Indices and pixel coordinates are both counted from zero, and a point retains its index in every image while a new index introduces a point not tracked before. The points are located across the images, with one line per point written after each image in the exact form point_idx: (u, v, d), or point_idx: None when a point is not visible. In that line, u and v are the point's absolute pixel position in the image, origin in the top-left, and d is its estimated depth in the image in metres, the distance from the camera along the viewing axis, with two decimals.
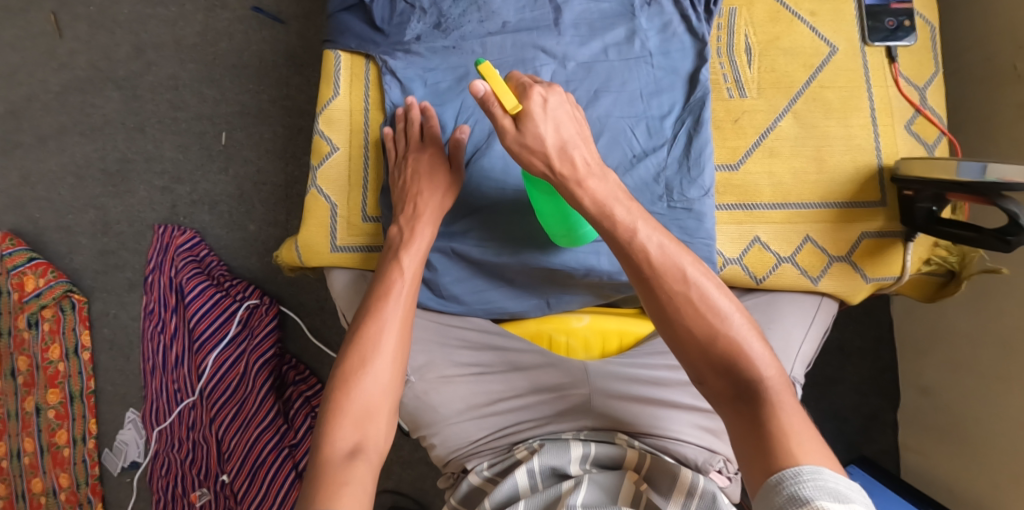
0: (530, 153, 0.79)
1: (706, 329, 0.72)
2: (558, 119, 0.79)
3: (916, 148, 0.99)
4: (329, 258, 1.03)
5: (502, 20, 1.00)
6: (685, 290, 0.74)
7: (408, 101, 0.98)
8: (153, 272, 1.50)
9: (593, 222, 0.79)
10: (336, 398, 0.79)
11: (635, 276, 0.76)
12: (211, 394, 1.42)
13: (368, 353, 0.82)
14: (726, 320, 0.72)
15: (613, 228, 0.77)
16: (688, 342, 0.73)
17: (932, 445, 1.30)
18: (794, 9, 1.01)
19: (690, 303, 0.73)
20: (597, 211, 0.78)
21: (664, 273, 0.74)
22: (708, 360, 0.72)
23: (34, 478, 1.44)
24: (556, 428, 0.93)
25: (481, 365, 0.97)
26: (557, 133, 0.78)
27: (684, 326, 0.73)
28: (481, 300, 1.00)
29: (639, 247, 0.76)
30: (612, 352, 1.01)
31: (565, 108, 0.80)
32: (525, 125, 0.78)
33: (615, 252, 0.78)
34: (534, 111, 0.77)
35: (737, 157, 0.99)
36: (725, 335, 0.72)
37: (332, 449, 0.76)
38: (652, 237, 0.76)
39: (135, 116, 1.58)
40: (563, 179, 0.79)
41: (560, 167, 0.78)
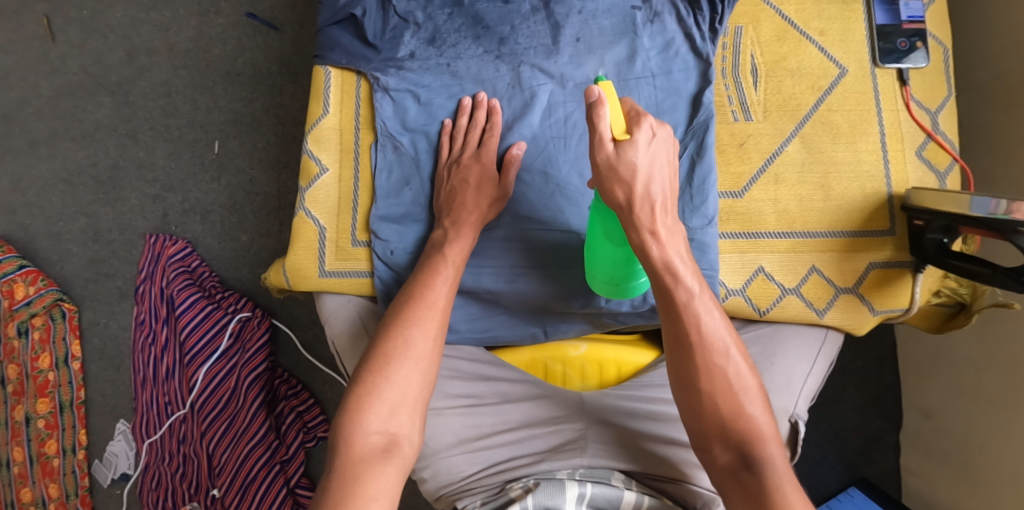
0: (616, 180, 0.71)
1: (732, 404, 0.77)
2: (657, 153, 0.72)
3: (927, 175, 0.96)
4: (317, 283, 0.99)
5: (500, 37, 0.97)
6: (724, 364, 0.77)
7: (477, 97, 0.95)
8: (144, 282, 1.47)
9: (652, 274, 0.76)
10: (371, 383, 0.79)
11: (675, 340, 0.78)
12: (202, 407, 1.38)
13: (400, 350, 0.81)
14: (750, 400, 0.77)
15: (672, 290, 0.76)
16: (711, 410, 0.77)
17: (934, 470, 1.26)
18: (802, 28, 0.98)
19: (724, 378, 0.77)
20: (663, 268, 0.75)
21: (708, 343, 0.77)
22: (724, 432, 0.76)
23: (23, 488, 1.40)
24: (550, 466, 0.87)
25: (474, 397, 0.94)
26: (650, 169, 0.72)
27: (713, 397, 0.77)
28: (474, 329, 0.98)
29: (691, 314, 0.77)
30: (610, 382, 0.98)
31: (666, 144, 0.74)
32: (626, 153, 0.70)
33: (664, 309, 0.78)
34: (638, 141, 0.71)
35: (742, 184, 0.95)
36: (746, 413, 0.76)
37: (364, 443, 0.76)
38: (704, 305, 0.77)
39: (127, 122, 1.54)
40: (638, 221, 0.72)
41: (640, 207, 0.72)
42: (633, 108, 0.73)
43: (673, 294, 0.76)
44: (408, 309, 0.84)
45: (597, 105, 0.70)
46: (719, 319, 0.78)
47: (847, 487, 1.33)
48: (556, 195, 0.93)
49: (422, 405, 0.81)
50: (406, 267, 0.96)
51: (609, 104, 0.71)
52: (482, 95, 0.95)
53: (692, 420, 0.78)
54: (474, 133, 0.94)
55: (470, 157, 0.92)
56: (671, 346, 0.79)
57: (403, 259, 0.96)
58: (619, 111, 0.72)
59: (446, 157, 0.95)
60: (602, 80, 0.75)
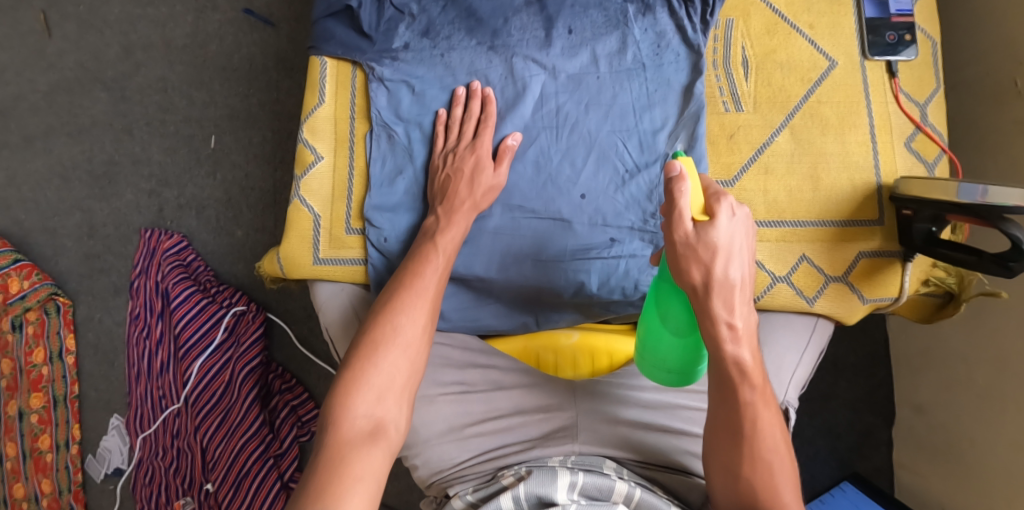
0: (693, 263, 0.67)
1: (771, 496, 0.75)
2: (740, 242, 0.67)
3: (915, 165, 0.97)
4: (311, 270, 1.00)
5: (493, 29, 0.97)
6: (769, 458, 0.76)
7: (471, 86, 0.96)
8: (139, 276, 1.47)
9: (719, 367, 0.73)
10: (360, 368, 0.79)
11: (728, 428, 0.76)
12: (196, 401, 1.38)
13: (388, 337, 0.81)
14: (786, 491, 0.75)
15: (736, 387, 0.74)
16: (746, 493, 0.76)
17: (926, 464, 1.27)
18: (793, 21, 0.99)
19: (767, 471, 0.75)
20: (732, 365, 0.72)
21: (760, 439, 0.76)
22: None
23: (16, 484, 1.39)
24: (542, 453, 0.88)
25: (466, 384, 0.95)
26: (733, 256, 0.66)
27: (751, 483, 0.76)
28: (466, 318, 0.98)
29: (749, 410, 0.75)
30: (602, 370, 0.98)
31: (749, 233, 0.68)
32: (706, 234, 0.66)
33: (721, 400, 0.76)
34: (722, 224, 0.66)
35: (733, 173, 0.96)
36: (780, 502, 0.74)
37: (351, 427, 0.76)
38: (764, 402, 0.75)
39: (123, 117, 1.55)
40: (714, 310, 0.67)
41: (717, 293, 0.66)
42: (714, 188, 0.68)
43: (738, 389, 0.74)
44: (398, 296, 0.85)
45: (678, 180, 0.66)
46: (776, 419, 0.76)
47: (839, 483, 1.33)
48: (548, 185, 0.94)
49: (409, 392, 0.81)
50: (400, 254, 0.97)
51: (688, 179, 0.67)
52: (475, 84, 0.96)
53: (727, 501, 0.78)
54: (469, 123, 0.94)
55: (465, 148, 0.93)
56: (721, 432, 0.77)
57: (395, 247, 0.97)
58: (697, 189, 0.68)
59: (440, 147, 0.96)
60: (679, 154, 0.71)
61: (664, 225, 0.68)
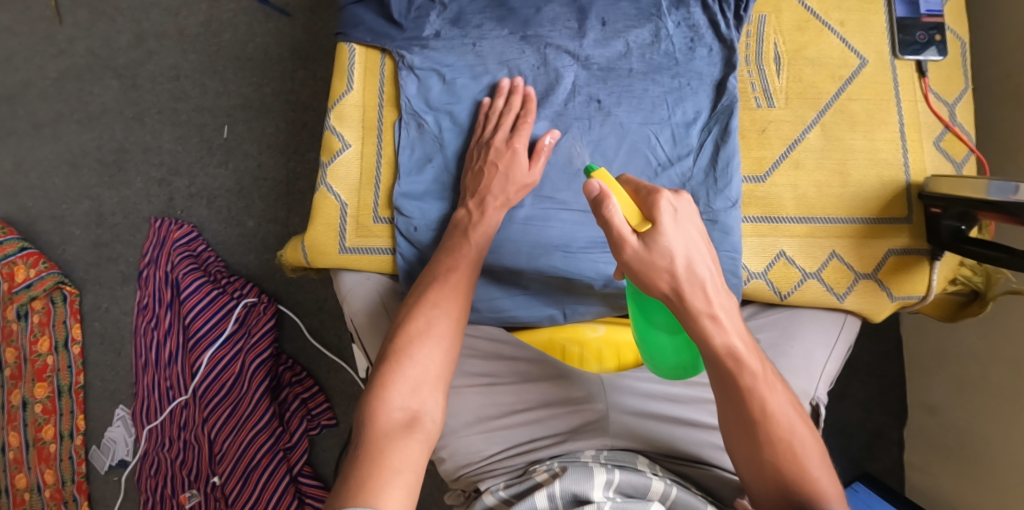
0: (654, 272, 0.67)
1: (797, 470, 0.73)
2: (690, 235, 0.68)
3: (944, 165, 0.97)
4: (336, 259, 0.99)
5: (525, 18, 0.97)
6: (786, 436, 0.74)
7: (514, 82, 0.95)
8: (148, 266, 1.46)
9: (715, 362, 0.73)
10: (394, 361, 0.78)
11: (738, 418, 0.75)
12: (204, 393, 1.37)
13: (422, 331, 0.81)
14: (814, 465, 0.73)
15: (735, 376, 0.73)
16: (773, 475, 0.73)
17: (937, 464, 1.26)
18: (823, 18, 0.99)
19: (788, 449, 0.73)
20: (726, 355, 0.72)
21: (773, 420, 0.74)
22: (785, 498, 0.72)
23: (18, 473, 1.37)
24: (573, 446, 0.88)
25: (492, 376, 0.95)
26: (686, 251, 0.67)
27: (777, 465, 0.73)
28: (491, 308, 0.97)
29: (754, 395, 0.74)
30: (628, 365, 0.96)
31: (693, 221, 0.69)
32: (654, 241, 0.66)
33: (723, 394, 0.75)
34: (663, 226, 0.66)
35: (764, 168, 0.96)
36: (810, 477, 0.72)
37: (387, 418, 0.75)
38: (762, 383, 0.74)
39: (134, 105, 1.53)
40: (693, 307, 0.69)
41: (689, 292, 0.68)
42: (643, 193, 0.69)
43: (734, 376, 0.73)
44: (431, 290, 0.85)
45: (602, 199, 0.67)
46: (783, 397, 0.75)
47: (851, 484, 1.31)
48: (578, 175, 0.94)
49: (444, 383, 0.80)
50: (430, 244, 0.96)
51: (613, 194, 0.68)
52: (517, 80, 0.95)
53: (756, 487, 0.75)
54: (509, 118, 0.93)
55: (502, 142, 0.91)
56: (734, 424, 0.76)
57: (426, 237, 0.96)
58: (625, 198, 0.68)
59: (478, 137, 0.95)
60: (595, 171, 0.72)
61: (610, 244, 0.69)
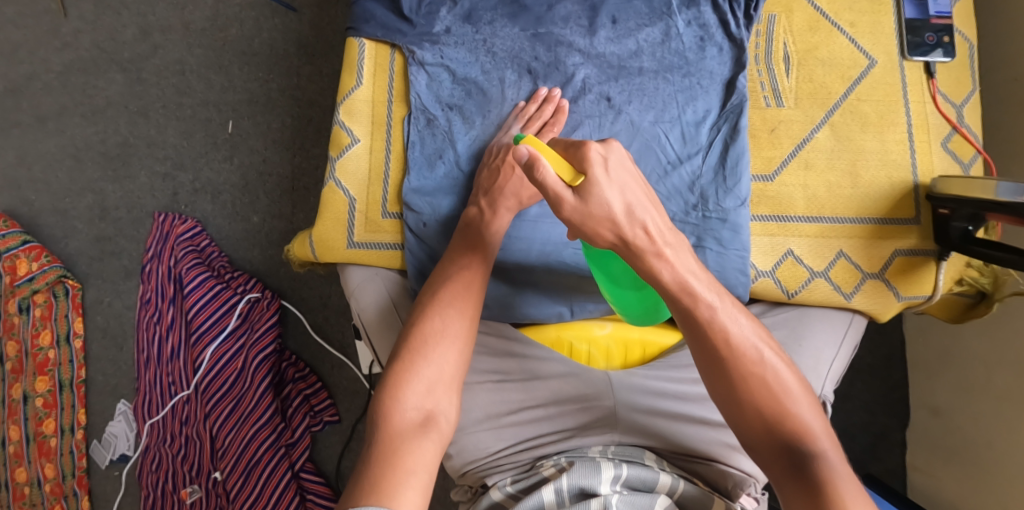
0: (596, 223, 0.69)
1: (777, 406, 0.70)
2: (623, 181, 0.69)
3: (952, 166, 0.97)
4: (345, 254, 1.00)
5: (536, 15, 0.97)
6: (760, 370, 0.72)
7: (551, 93, 0.95)
8: (152, 260, 1.45)
9: (669, 299, 0.73)
10: (408, 360, 0.78)
11: (703, 355, 0.74)
12: (207, 388, 1.36)
13: (437, 331, 0.81)
14: (794, 400, 0.71)
15: (693, 311, 0.73)
16: (751, 414, 0.71)
17: (939, 466, 1.25)
18: (833, 19, 0.99)
19: (763, 384, 0.71)
20: (679, 289, 0.72)
21: (741, 354, 0.72)
22: (768, 437, 0.70)
23: (18, 467, 1.37)
24: (581, 442, 0.88)
25: (503, 373, 0.95)
26: (624, 199, 0.68)
27: (755, 403, 0.71)
28: (502, 304, 0.97)
29: (716, 328, 0.72)
30: (634, 363, 0.97)
31: (627, 167, 0.70)
32: (590, 194, 0.68)
33: (689, 332, 0.74)
34: (597, 177, 0.68)
35: (773, 167, 0.96)
36: (791, 411, 0.70)
37: (402, 419, 0.75)
38: (719, 314, 0.73)
39: (139, 100, 1.53)
40: (641, 250, 0.70)
41: (632, 237, 0.69)
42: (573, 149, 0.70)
43: (691, 310, 0.73)
44: (444, 290, 0.84)
45: (532, 163, 0.68)
46: (748, 328, 0.73)
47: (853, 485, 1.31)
48: None
49: (458, 384, 0.80)
50: (438, 240, 0.96)
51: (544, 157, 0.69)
52: (557, 91, 0.95)
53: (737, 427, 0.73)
54: (535, 123, 0.93)
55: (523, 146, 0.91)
56: (704, 363, 0.74)
57: (434, 233, 0.96)
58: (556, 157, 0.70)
59: (502, 137, 0.95)
60: (525, 136, 0.74)
61: (552, 205, 0.71)
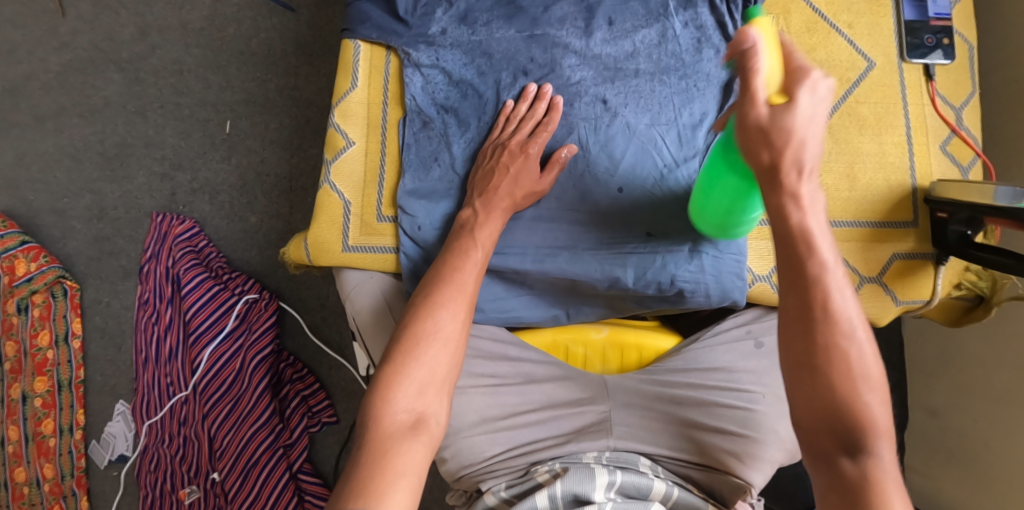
0: (766, 144, 0.64)
1: (852, 392, 0.65)
2: (814, 114, 0.63)
3: (950, 169, 0.96)
4: (339, 257, 0.99)
5: (532, 16, 0.97)
6: (847, 347, 0.65)
7: (543, 89, 0.94)
8: (150, 261, 1.45)
9: (784, 241, 0.67)
10: (400, 362, 0.78)
11: (798, 311, 0.66)
12: (205, 389, 1.36)
13: (429, 332, 0.80)
14: (872, 391, 0.65)
15: (806, 265, 0.66)
16: (826, 391, 0.65)
17: (938, 468, 1.24)
18: (832, 20, 0.98)
19: (845, 363, 0.65)
20: (801, 236, 0.65)
21: (836, 326, 0.65)
22: (833, 420, 0.65)
23: (17, 467, 1.37)
24: (576, 447, 0.88)
25: (497, 377, 0.93)
26: (808, 133, 0.63)
27: (831, 379, 0.65)
28: (498, 308, 0.96)
29: (822, 289, 0.65)
30: (630, 367, 0.98)
31: (820, 101, 0.64)
32: (784, 116, 0.63)
33: (788, 283, 0.67)
34: (801, 103, 0.63)
35: None
36: (864, 401, 0.65)
37: (393, 421, 0.74)
38: (834, 278, 0.65)
39: (137, 99, 1.53)
40: (785, 184, 0.65)
41: (791, 167, 0.64)
42: (794, 61, 0.65)
43: (802, 262, 0.66)
44: (437, 290, 0.83)
45: (751, 55, 0.63)
46: (853, 301, 0.66)
47: None
48: (585, 176, 0.94)
49: (449, 386, 0.80)
50: (434, 243, 0.95)
51: (766, 51, 0.64)
52: (547, 87, 0.94)
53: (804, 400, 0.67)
54: (528, 123, 0.93)
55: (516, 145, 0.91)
56: (790, 321, 0.67)
57: (430, 236, 0.95)
58: (774, 61, 0.65)
59: (495, 137, 0.94)
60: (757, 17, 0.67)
61: (738, 106, 0.66)
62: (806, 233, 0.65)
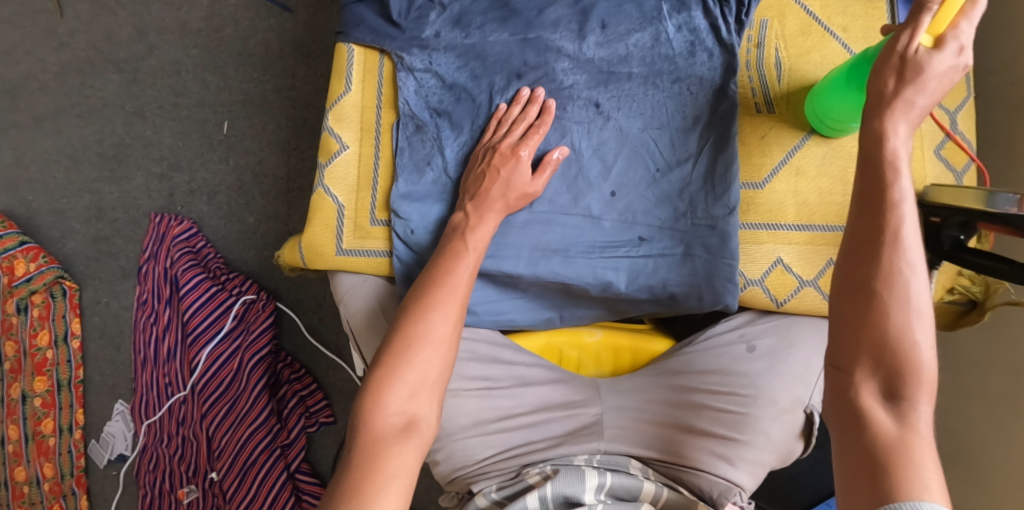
0: (897, 72, 0.71)
1: (905, 330, 0.63)
2: (948, 73, 0.71)
3: (944, 174, 0.96)
4: (334, 261, 0.99)
5: (526, 19, 0.97)
6: (909, 279, 0.64)
7: (536, 93, 0.94)
8: (147, 262, 1.46)
9: (873, 159, 0.69)
10: (391, 364, 0.77)
11: (869, 234, 0.66)
12: (204, 389, 1.37)
13: (421, 335, 0.79)
14: (924, 334, 0.64)
15: (888, 188, 0.67)
16: (880, 320, 0.64)
17: None
18: (825, 23, 0.98)
19: (904, 294, 0.64)
20: (891, 157, 0.68)
21: (904, 256, 0.65)
22: (880, 352, 0.64)
23: (17, 466, 1.38)
24: (568, 450, 0.88)
25: (491, 380, 0.93)
26: (942, 83, 0.71)
27: (886, 309, 0.64)
28: (492, 311, 0.96)
29: (897, 213, 0.66)
30: (624, 369, 1.00)
31: (956, 72, 0.72)
32: (927, 56, 0.71)
33: (865, 202, 0.68)
34: (943, 55, 0.71)
35: (763, 175, 0.96)
36: (914, 343, 0.63)
37: (384, 424, 0.75)
38: (911, 210, 0.66)
39: (135, 100, 1.53)
40: (894, 109, 0.70)
41: (907, 94, 0.70)
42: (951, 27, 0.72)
43: (884, 186, 0.67)
44: (429, 293, 0.83)
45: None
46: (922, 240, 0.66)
47: None
48: (578, 179, 0.95)
49: (440, 388, 0.80)
50: (427, 247, 0.96)
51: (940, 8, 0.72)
52: (540, 91, 0.94)
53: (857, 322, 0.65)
54: (521, 126, 0.92)
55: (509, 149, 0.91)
56: (859, 242, 0.67)
57: (423, 239, 0.95)
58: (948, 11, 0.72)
59: (487, 140, 0.94)
60: None
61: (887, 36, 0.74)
62: (895, 162, 0.68)
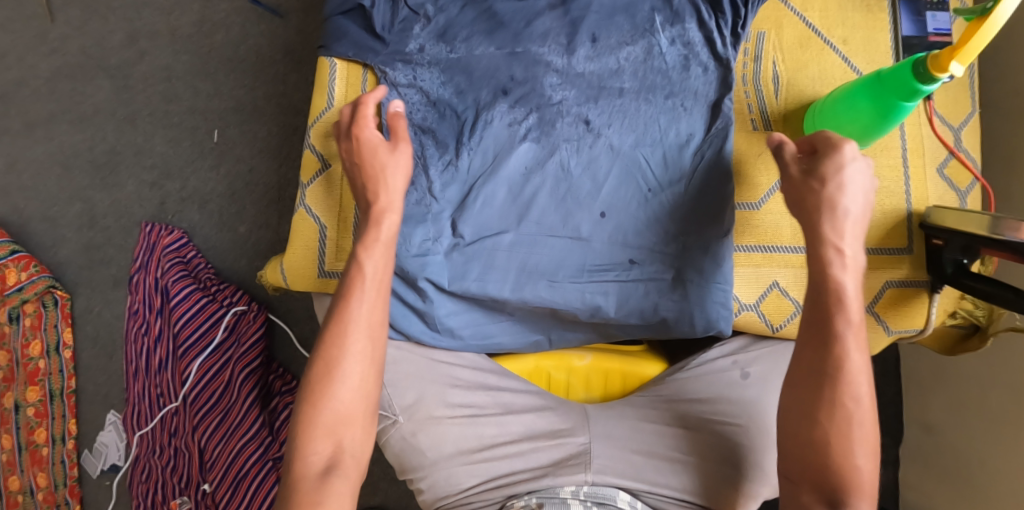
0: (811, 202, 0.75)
1: (845, 449, 0.73)
2: (857, 191, 0.74)
3: (947, 194, 0.93)
4: (317, 282, 0.98)
5: (513, 32, 0.93)
6: (854, 405, 0.73)
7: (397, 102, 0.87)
8: (139, 272, 1.43)
9: (815, 290, 0.75)
10: (306, 405, 0.77)
11: (815, 364, 0.75)
12: (194, 401, 1.35)
13: (328, 373, 0.78)
14: (860, 452, 0.73)
15: (834, 321, 0.73)
16: (824, 436, 0.74)
17: (930, 485, 1.21)
18: (825, 35, 0.94)
19: (846, 418, 0.73)
20: (836, 293, 0.74)
21: (846, 384, 0.73)
22: (822, 470, 0.73)
23: (11, 476, 1.36)
24: (553, 481, 0.85)
25: (475, 407, 0.90)
26: (854, 202, 0.74)
27: (830, 431, 0.73)
28: (479, 335, 0.93)
29: (841, 345, 0.73)
30: (613, 394, 0.98)
31: (865, 184, 0.75)
32: (835, 182, 0.74)
33: (815, 330, 0.75)
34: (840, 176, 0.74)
35: (759, 196, 0.92)
36: (854, 461, 0.73)
37: (306, 464, 0.76)
38: (856, 341, 0.74)
39: (126, 106, 1.50)
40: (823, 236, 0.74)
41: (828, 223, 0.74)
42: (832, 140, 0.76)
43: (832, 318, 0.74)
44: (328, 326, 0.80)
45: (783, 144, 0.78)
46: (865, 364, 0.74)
47: None
48: (567, 198, 0.91)
49: (364, 419, 0.80)
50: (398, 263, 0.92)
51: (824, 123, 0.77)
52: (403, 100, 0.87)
53: (809, 390, 0.75)
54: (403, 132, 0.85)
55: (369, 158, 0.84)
56: (811, 370, 0.75)
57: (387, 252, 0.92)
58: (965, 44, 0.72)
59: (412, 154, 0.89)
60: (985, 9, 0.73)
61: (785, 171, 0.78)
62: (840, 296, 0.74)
